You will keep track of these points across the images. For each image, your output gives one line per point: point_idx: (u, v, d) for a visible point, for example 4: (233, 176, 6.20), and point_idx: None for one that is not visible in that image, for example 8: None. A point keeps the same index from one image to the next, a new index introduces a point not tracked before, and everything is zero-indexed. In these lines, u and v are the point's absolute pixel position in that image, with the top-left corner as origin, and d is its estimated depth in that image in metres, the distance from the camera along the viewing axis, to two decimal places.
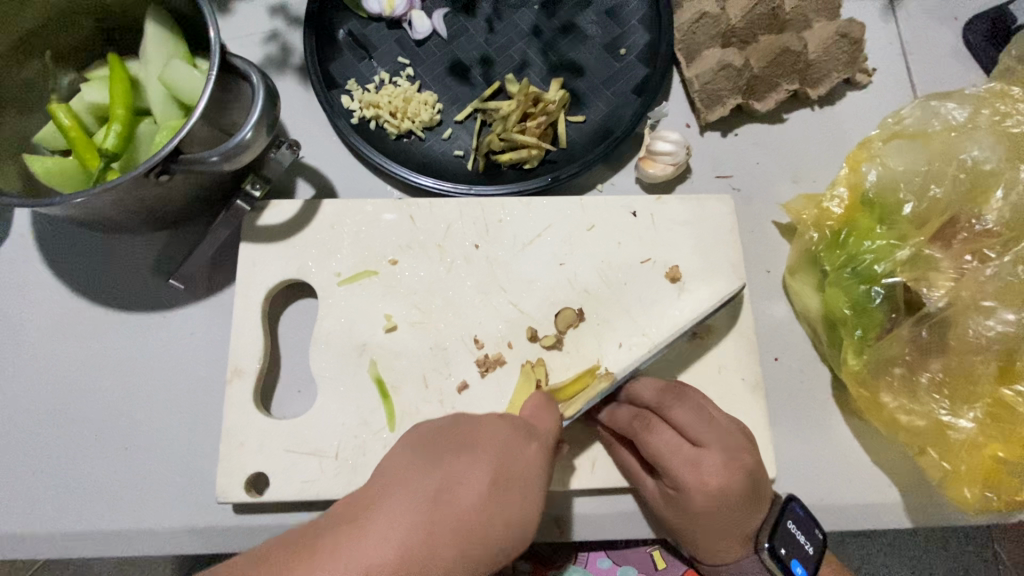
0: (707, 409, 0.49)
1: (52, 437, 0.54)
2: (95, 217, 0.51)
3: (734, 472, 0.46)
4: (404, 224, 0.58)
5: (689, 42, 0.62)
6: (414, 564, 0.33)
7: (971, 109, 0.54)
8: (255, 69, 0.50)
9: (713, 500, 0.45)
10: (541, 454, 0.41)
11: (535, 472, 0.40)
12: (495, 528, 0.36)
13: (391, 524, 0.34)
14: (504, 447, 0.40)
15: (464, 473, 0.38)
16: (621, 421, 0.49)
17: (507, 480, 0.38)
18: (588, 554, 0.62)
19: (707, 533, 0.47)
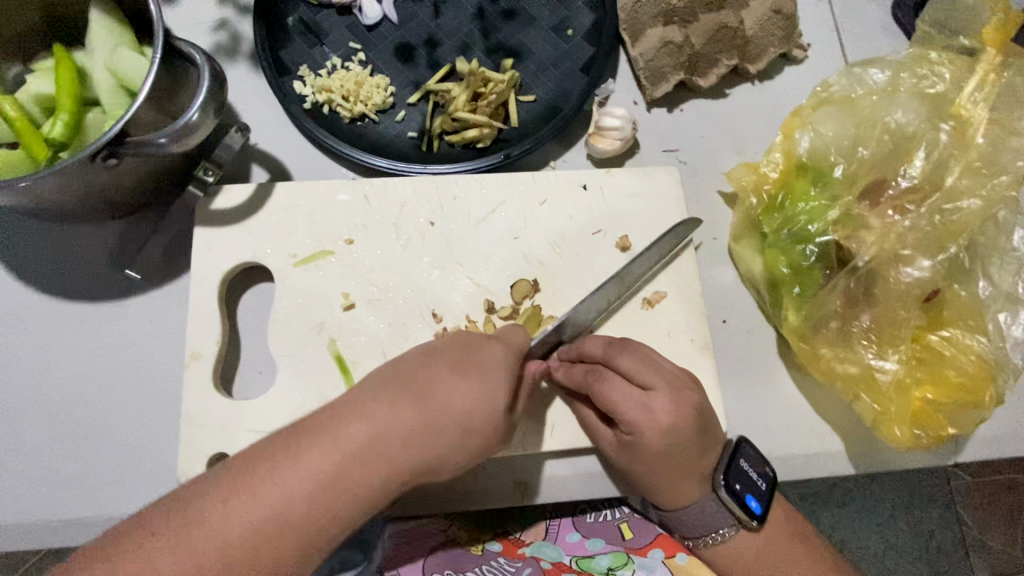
0: (653, 356, 0.51)
1: (7, 429, 0.54)
2: (43, 202, 0.51)
3: (682, 406, 0.48)
4: (359, 205, 0.59)
5: (633, 21, 0.65)
6: (384, 435, 0.41)
7: (891, 73, 0.57)
8: (201, 51, 0.51)
9: (668, 436, 0.48)
10: (501, 348, 0.46)
11: (493, 362, 0.45)
12: (454, 409, 0.42)
13: (365, 405, 0.42)
14: (466, 346, 0.46)
15: (427, 365, 0.44)
16: (575, 376, 0.51)
17: (469, 375, 0.44)
18: (558, 527, 0.64)
19: (667, 474, 0.49)
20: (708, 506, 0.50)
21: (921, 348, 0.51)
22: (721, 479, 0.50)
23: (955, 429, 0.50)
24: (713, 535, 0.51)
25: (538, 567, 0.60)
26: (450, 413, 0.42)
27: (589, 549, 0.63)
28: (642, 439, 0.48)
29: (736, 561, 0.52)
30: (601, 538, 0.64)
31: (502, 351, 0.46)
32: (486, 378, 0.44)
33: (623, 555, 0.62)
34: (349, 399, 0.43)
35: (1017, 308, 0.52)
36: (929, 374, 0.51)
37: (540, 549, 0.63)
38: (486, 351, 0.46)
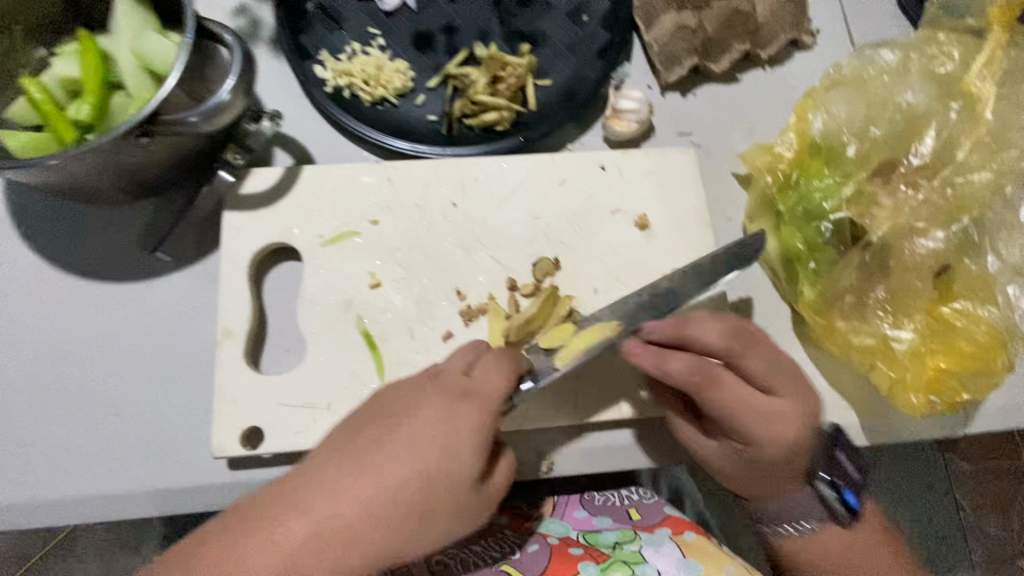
0: (778, 356, 0.52)
1: (37, 407, 0.54)
2: (75, 182, 0.52)
3: (807, 421, 0.51)
4: (383, 186, 0.60)
5: (647, 6, 0.66)
6: (344, 523, 0.41)
7: (901, 53, 0.58)
8: (234, 34, 0.52)
9: (794, 446, 0.50)
10: (474, 411, 0.43)
11: (458, 435, 0.43)
12: (417, 492, 0.42)
13: (324, 489, 0.41)
14: (430, 415, 0.44)
15: (387, 440, 0.43)
16: (683, 368, 0.48)
17: (439, 446, 0.43)
18: (568, 505, 0.69)
19: (771, 476, 0.53)
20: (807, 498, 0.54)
21: (935, 321, 0.53)
22: (824, 474, 0.53)
23: (969, 395, 0.52)
24: (799, 523, 0.55)
25: (545, 541, 0.63)
26: (414, 496, 0.42)
27: (596, 525, 0.66)
28: (766, 447, 0.50)
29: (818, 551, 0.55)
30: (608, 516, 0.67)
31: (476, 414, 0.44)
32: (450, 455, 0.43)
33: (629, 532, 0.64)
34: (320, 464, 0.43)
35: None
36: (942, 343, 0.52)
37: (548, 526, 0.66)
38: (450, 421, 0.44)
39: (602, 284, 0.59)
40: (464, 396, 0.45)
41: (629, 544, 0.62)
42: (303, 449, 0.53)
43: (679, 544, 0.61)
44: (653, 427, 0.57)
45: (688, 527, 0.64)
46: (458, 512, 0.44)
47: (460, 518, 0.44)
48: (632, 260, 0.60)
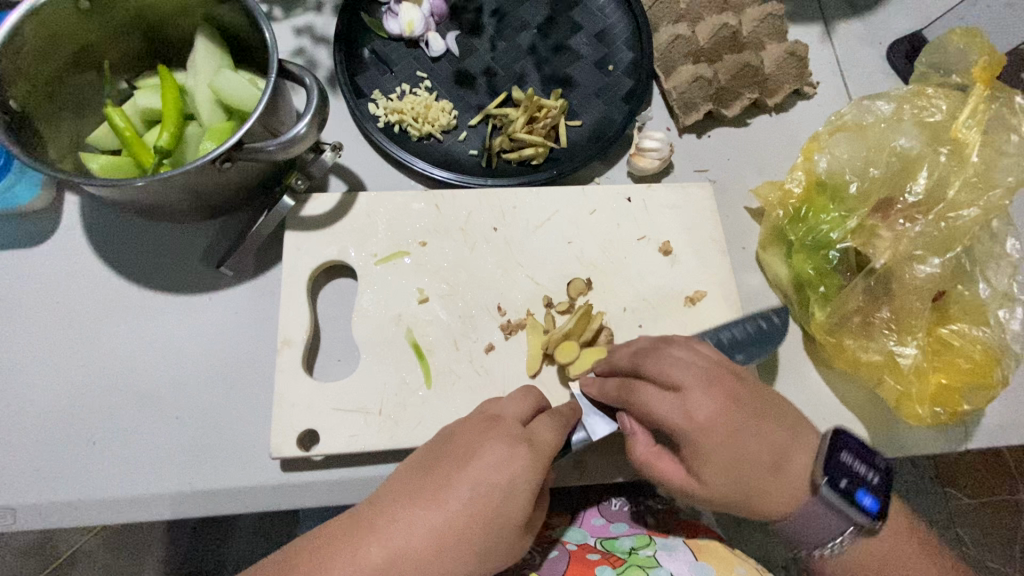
0: (682, 355, 0.51)
1: (106, 409, 0.58)
2: (158, 201, 0.57)
3: (729, 407, 0.47)
4: (431, 212, 0.66)
5: (667, 59, 0.74)
6: (408, 560, 0.42)
7: (895, 105, 0.66)
8: (308, 73, 0.58)
9: (738, 439, 0.47)
10: (531, 454, 0.47)
11: (519, 478, 0.46)
12: (478, 532, 0.44)
13: (391, 527, 0.43)
14: (496, 457, 0.46)
15: (453, 480, 0.45)
16: (609, 390, 0.53)
17: (494, 488, 0.45)
18: (584, 514, 0.71)
19: (749, 485, 0.47)
20: (823, 509, 0.48)
21: (934, 340, 0.59)
22: (826, 480, 0.47)
23: (970, 406, 0.57)
24: (829, 544, 0.49)
25: (565, 548, 0.65)
26: (473, 536, 0.44)
27: (612, 532, 0.68)
28: (703, 447, 0.47)
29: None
30: (624, 523, 0.69)
31: (529, 458, 0.47)
32: (511, 497, 0.45)
33: (645, 537, 0.65)
34: (384, 501, 0.45)
35: (1014, 305, 0.60)
36: (941, 361, 0.58)
37: (566, 533, 0.69)
38: (516, 465, 0.46)
39: (631, 303, 0.65)
40: (525, 440, 0.48)
41: (643, 549, 0.63)
42: (356, 451, 0.57)
43: (694, 550, 0.61)
44: None
45: (702, 533, 0.66)
46: (507, 549, 0.46)
47: (507, 555, 0.46)
48: (657, 282, 0.66)
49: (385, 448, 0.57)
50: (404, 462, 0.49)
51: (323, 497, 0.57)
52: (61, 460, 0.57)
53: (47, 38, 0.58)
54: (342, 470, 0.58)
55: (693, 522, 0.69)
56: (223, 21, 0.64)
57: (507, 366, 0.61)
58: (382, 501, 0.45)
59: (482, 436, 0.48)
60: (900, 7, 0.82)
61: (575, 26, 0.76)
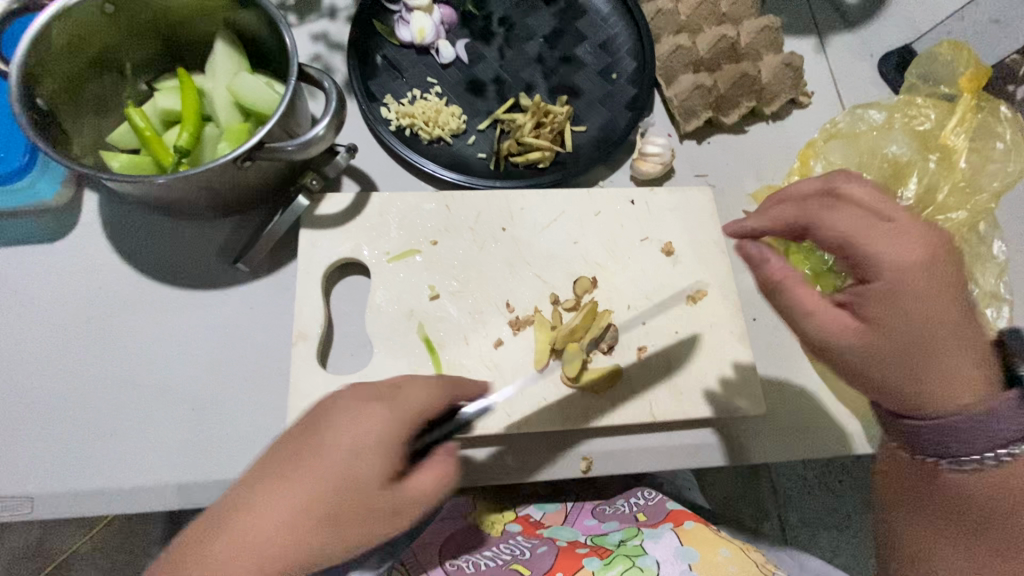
0: (870, 186, 0.45)
1: (123, 400, 0.60)
2: (178, 198, 0.59)
3: (934, 251, 0.43)
4: (442, 211, 0.68)
5: (667, 68, 0.77)
6: (258, 538, 0.39)
7: (887, 113, 0.69)
8: (327, 77, 0.60)
9: (932, 294, 0.42)
10: (378, 411, 0.44)
11: (380, 435, 0.43)
12: (344, 496, 0.41)
13: (244, 509, 0.40)
14: (359, 419, 0.44)
15: (279, 458, 0.43)
16: (788, 211, 0.46)
17: (342, 455, 0.42)
18: (577, 516, 0.73)
19: (918, 342, 0.42)
20: (1012, 408, 0.42)
21: None
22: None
23: None
24: (995, 450, 0.43)
25: (556, 544, 0.67)
26: (348, 503, 0.41)
27: (603, 529, 0.70)
28: (906, 297, 0.42)
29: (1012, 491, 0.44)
30: (615, 520, 0.71)
31: (380, 417, 0.44)
32: (376, 453, 0.43)
33: (634, 529, 0.67)
34: (238, 492, 0.41)
35: (1000, 304, 0.63)
36: None
37: (557, 531, 0.70)
38: (372, 423, 0.44)
39: (635, 302, 0.67)
40: (374, 399, 0.45)
41: (631, 539, 0.65)
42: None
43: (679, 535, 0.63)
44: (682, 430, 0.64)
45: (690, 518, 0.67)
46: (389, 521, 0.43)
47: (392, 527, 0.43)
48: (659, 281, 0.68)
49: None
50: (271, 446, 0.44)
51: None
52: (78, 450, 0.58)
53: (74, 39, 0.60)
54: None
55: (681, 509, 0.70)
56: (242, 26, 0.66)
57: (515, 361, 0.63)
58: (241, 497, 0.41)
59: (332, 402, 0.45)
60: (890, 21, 0.85)
61: (581, 35, 0.79)
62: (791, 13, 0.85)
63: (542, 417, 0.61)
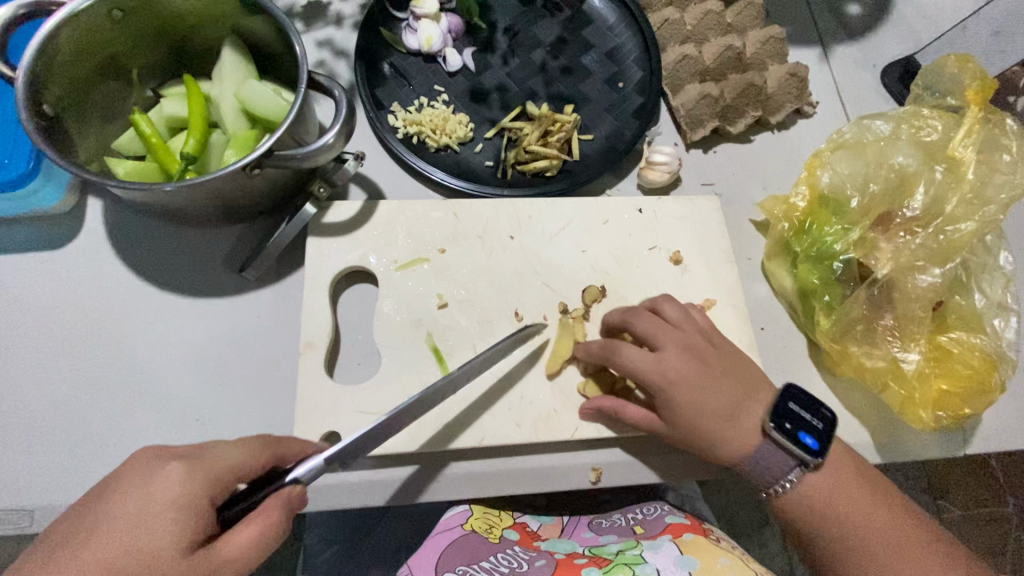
0: (645, 317, 0.60)
1: (124, 410, 0.59)
2: (184, 206, 0.58)
3: (687, 353, 0.57)
4: (450, 219, 0.68)
5: (674, 77, 0.77)
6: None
7: (893, 125, 0.69)
8: (336, 85, 0.60)
9: (695, 395, 0.56)
10: (182, 470, 0.42)
11: (161, 498, 0.41)
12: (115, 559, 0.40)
13: (96, 543, 0.40)
14: (144, 478, 0.42)
15: (134, 497, 0.42)
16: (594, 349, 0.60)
17: (135, 516, 0.41)
18: (575, 529, 0.72)
19: (704, 437, 0.56)
20: (772, 450, 0.56)
21: (935, 347, 0.62)
22: (770, 424, 0.55)
23: (972, 410, 0.59)
24: (783, 481, 0.56)
25: (552, 556, 0.65)
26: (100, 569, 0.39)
27: (600, 540, 0.68)
28: (672, 402, 0.56)
29: (814, 507, 0.55)
30: (613, 533, 0.70)
31: (176, 475, 0.42)
32: (144, 517, 0.41)
33: (633, 541, 0.66)
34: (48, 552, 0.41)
35: (1008, 314, 0.63)
36: (944, 368, 0.60)
37: (555, 543, 0.69)
38: (168, 482, 0.42)
39: None
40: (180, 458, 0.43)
41: (631, 550, 0.63)
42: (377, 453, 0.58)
43: (679, 546, 0.61)
44: None
45: (688, 531, 0.66)
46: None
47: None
48: (668, 290, 0.68)
49: (405, 450, 0.58)
50: (62, 516, 0.43)
51: (345, 499, 0.58)
52: (78, 460, 0.57)
53: (80, 45, 0.59)
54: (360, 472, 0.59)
55: (680, 522, 0.68)
56: (249, 32, 0.66)
57: (524, 371, 0.62)
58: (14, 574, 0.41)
59: (124, 467, 0.44)
60: (892, 33, 0.86)
61: (587, 44, 0.79)
62: (795, 23, 0.86)
63: (551, 427, 0.60)
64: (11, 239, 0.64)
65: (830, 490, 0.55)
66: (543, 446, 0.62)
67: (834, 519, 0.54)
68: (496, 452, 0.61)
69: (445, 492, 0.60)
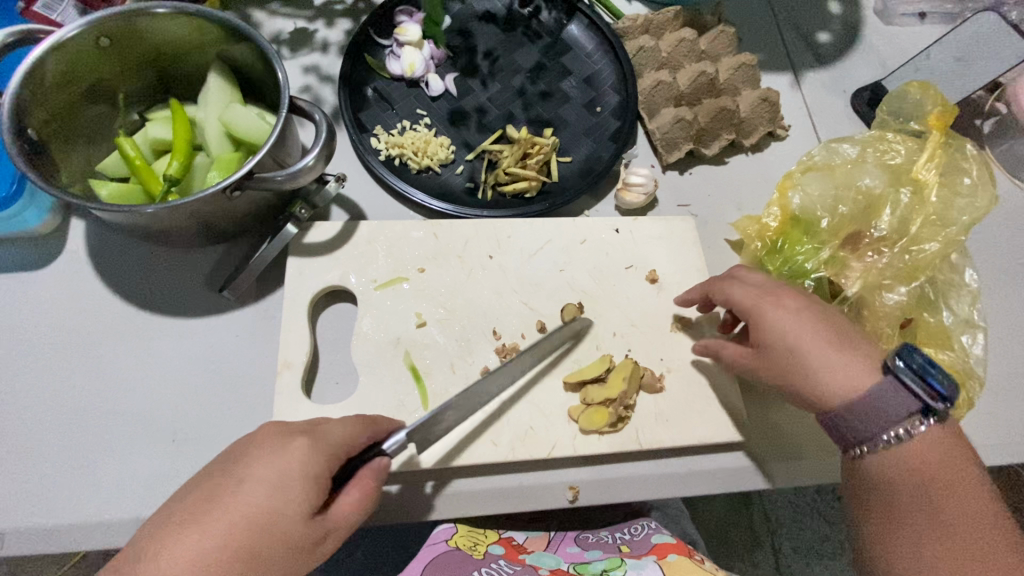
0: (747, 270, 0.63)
1: (100, 429, 0.59)
2: (164, 227, 0.59)
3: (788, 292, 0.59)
4: (430, 239, 0.69)
5: (650, 102, 0.79)
6: (246, 542, 0.40)
7: (860, 148, 0.71)
8: (317, 109, 0.61)
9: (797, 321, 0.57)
10: (305, 443, 0.45)
11: (296, 466, 0.44)
12: (264, 520, 0.41)
13: (235, 510, 0.41)
14: (270, 451, 0.44)
15: (266, 467, 0.43)
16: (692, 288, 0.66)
17: (264, 485, 0.42)
18: (559, 543, 0.72)
19: (801, 353, 0.56)
20: (893, 388, 0.53)
21: None
22: (898, 361, 0.52)
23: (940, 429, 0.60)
24: (889, 428, 0.52)
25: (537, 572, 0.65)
26: (250, 529, 0.41)
27: (586, 557, 0.69)
28: (764, 317, 0.58)
29: (904, 474, 0.52)
30: (598, 550, 0.70)
31: (303, 447, 0.45)
32: (283, 483, 0.43)
33: (616, 560, 0.66)
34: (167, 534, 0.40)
35: (976, 331, 0.64)
36: None
37: (539, 558, 0.68)
38: (296, 454, 0.44)
39: (620, 328, 0.67)
40: (300, 434, 0.46)
41: (615, 569, 0.64)
42: None
43: (662, 566, 0.63)
44: (670, 455, 0.64)
45: (674, 551, 0.66)
46: (315, 549, 0.44)
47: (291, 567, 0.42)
48: (644, 308, 0.69)
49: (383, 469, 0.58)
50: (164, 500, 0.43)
51: None
52: (51, 482, 0.56)
53: (66, 71, 0.61)
54: None
55: (667, 542, 0.69)
56: (235, 59, 0.68)
57: (504, 388, 0.63)
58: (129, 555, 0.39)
59: (242, 443, 0.45)
60: (860, 60, 0.90)
61: (566, 70, 0.82)
62: (767, 51, 0.89)
63: (529, 445, 0.61)
64: None
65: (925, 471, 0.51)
66: (522, 464, 0.62)
67: (925, 487, 0.51)
68: (474, 471, 0.61)
69: (423, 512, 0.60)
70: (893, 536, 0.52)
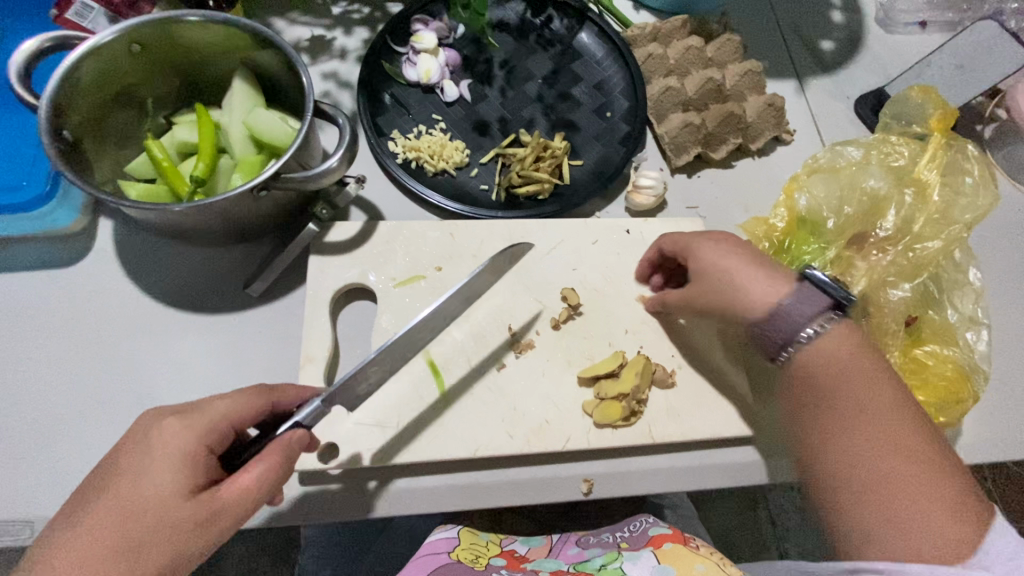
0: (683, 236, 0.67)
1: (127, 421, 0.60)
2: (192, 225, 0.61)
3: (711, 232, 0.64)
4: (446, 239, 0.71)
5: (659, 107, 0.82)
6: (132, 521, 0.42)
7: (863, 151, 0.73)
8: (340, 113, 0.63)
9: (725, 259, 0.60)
10: (173, 425, 0.45)
11: (162, 448, 0.44)
12: (142, 501, 0.42)
13: (118, 494, 0.43)
14: (139, 437, 0.45)
15: (141, 451, 0.44)
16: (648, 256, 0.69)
17: (143, 471, 0.43)
18: (560, 546, 0.72)
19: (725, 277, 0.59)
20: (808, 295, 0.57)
21: (909, 359, 0.64)
22: (809, 271, 0.58)
23: (946, 419, 0.62)
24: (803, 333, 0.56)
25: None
26: (132, 510, 0.42)
27: (586, 556, 0.69)
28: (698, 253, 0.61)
29: (822, 372, 0.55)
30: (597, 548, 0.70)
31: (172, 428, 0.45)
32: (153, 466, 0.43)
33: (614, 553, 0.68)
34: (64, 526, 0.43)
35: (979, 327, 0.67)
36: (920, 380, 0.63)
37: (541, 563, 0.69)
38: (162, 437, 0.44)
39: (632, 325, 0.69)
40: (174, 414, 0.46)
41: (612, 562, 0.66)
42: (374, 463, 0.60)
43: (656, 555, 0.64)
44: (681, 449, 0.66)
45: (670, 539, 0.66)
46: (201, 532, 0.43)
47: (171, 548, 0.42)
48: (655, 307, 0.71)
49: (402, 461, 0.60)
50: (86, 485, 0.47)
51: (342, 510, 0.60)
52: (79, 472, 0.58)
53: (99, 75, 0.63)
54: (356, 483, 0.61)
55: (663, 532, 0.68)
56: (259, 64, 0.70)
57: (518, 383, 0.64)
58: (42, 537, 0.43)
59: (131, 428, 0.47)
60: (863, 67, 0.92)
61: (577, 77, 0.84)
62: (772, 58, 0.92)
63: (543, 438, 0.62)
64: (21, 258, 0.67)
65: (859, 380, 0.54)
66: (536, 457, 0.64)
67: (841, 384, 0.54)
68: (489, 464, 0.63)
69: (439, 503, 0.61)
70: (816, 432, 0.55)
